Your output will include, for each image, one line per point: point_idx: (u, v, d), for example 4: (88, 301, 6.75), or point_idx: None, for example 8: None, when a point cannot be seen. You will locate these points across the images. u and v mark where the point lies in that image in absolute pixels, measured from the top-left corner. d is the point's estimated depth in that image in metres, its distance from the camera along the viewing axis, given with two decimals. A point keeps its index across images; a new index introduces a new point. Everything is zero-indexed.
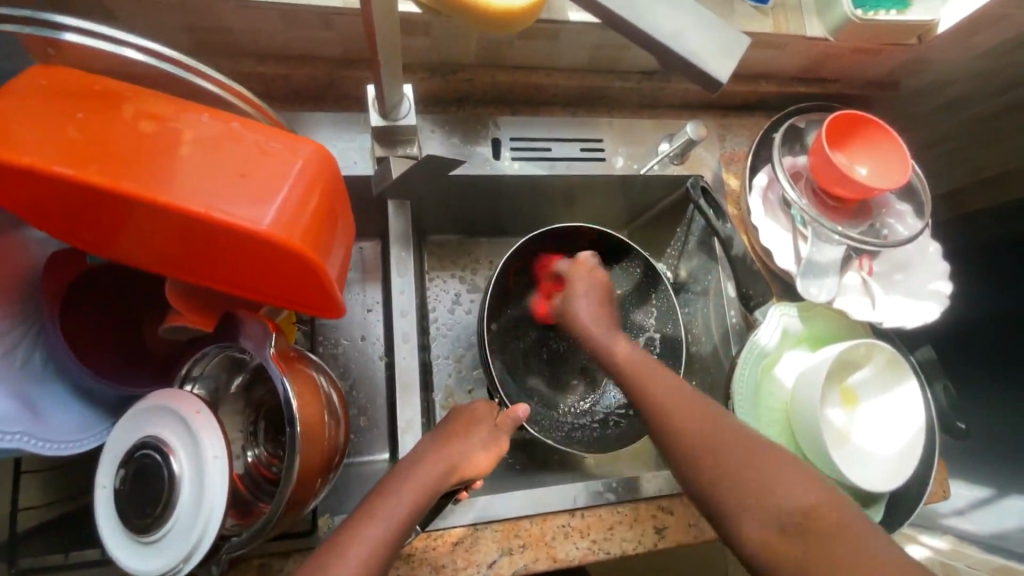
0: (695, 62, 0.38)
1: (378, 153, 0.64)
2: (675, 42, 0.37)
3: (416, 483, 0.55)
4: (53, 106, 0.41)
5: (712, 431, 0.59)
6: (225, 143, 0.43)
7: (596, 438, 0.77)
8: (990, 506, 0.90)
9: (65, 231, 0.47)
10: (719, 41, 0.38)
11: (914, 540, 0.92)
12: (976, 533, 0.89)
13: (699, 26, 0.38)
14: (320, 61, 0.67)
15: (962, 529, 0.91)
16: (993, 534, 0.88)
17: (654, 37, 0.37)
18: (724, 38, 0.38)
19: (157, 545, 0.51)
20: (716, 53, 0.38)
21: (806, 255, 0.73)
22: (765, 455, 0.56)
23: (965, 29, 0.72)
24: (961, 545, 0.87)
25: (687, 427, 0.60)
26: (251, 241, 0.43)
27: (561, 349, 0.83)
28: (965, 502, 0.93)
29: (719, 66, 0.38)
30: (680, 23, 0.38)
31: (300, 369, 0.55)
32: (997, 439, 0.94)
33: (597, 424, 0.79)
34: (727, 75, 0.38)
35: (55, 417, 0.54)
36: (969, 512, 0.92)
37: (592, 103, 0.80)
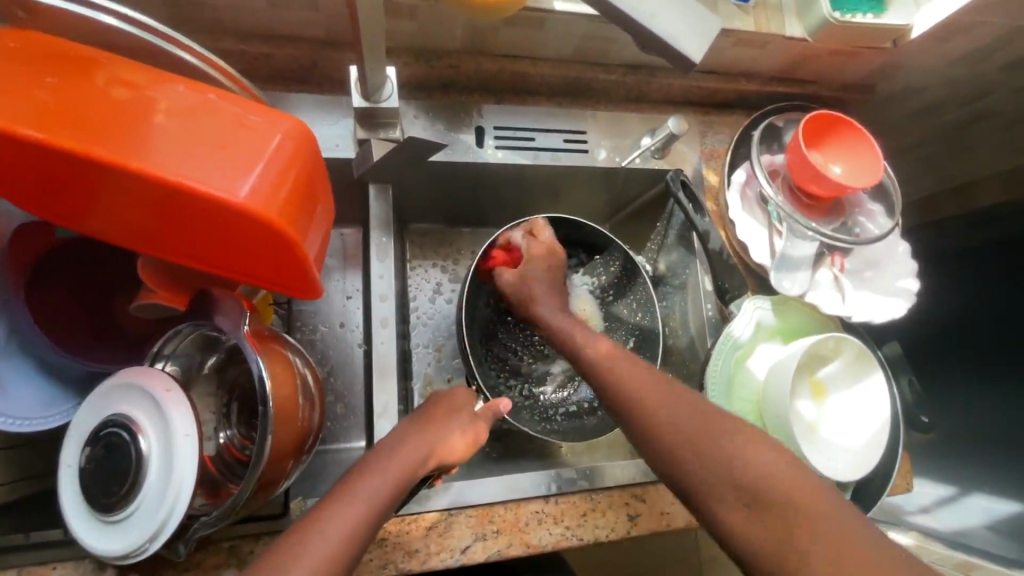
0: (666, 41, 0.38)
1: (360, 135, 0.63)
2: (652, 24, 0.38)
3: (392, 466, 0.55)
4: (20, 68, 0.39)
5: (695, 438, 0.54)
6: (202, 114, 0.42)
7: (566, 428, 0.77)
8: (955, 505, 0.93)
9: (32, 200, 0.46)
10: (697, 26, 0.40)
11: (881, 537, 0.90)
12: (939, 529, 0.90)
13: (680, 11, 0.39)
14: (302, 41, 0.66)
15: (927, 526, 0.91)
16: (953, 530, 0.88)
17: (635, 20, 0.38)
18: (701, 24, 0.40)
19: (121, 525, 0.50)
20: (688, 33, 0.39)
21: (780, 250, 0.75)
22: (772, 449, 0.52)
23: (937, 35, 0.74)
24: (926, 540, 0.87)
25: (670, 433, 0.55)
26: (227, 214, 0.43)
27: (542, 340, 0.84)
28: (930, 501, 0.96)
29: (693, 46, 0.39)
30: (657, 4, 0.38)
31: (274, 349, 0.54)
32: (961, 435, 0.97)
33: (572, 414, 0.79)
34: (699, 54, 0.39)
35: (18, 391, 0.53)
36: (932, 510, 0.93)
37: (576, 96, 0.81)
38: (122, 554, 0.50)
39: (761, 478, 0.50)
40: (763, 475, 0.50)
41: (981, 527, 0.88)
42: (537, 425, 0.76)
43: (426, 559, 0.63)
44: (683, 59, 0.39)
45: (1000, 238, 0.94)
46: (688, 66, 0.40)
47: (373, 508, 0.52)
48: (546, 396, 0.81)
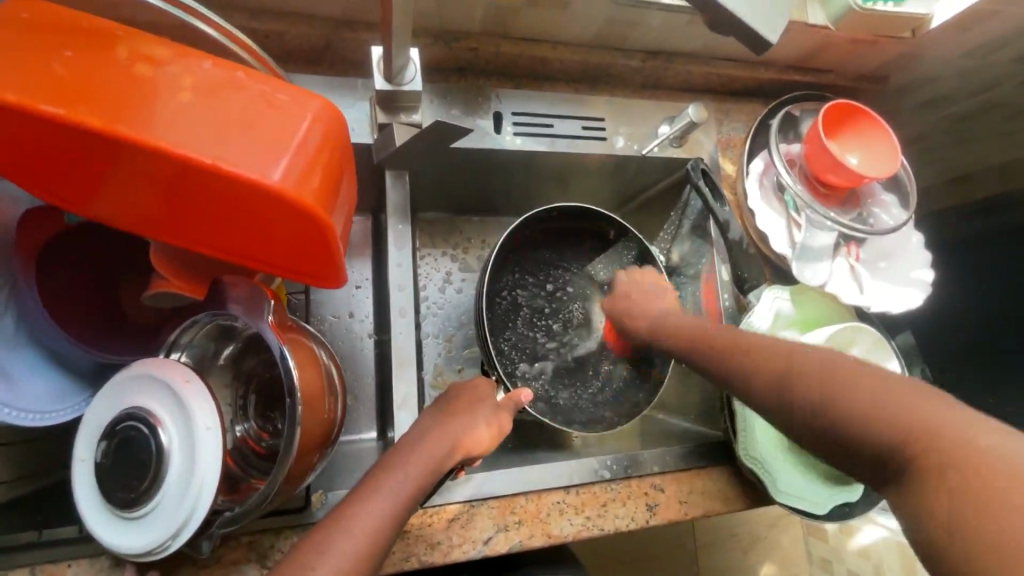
0: (743, 22, 0.37)
1: (381, 120, 0.61)
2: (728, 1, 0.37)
3: (419, 458, 0.55)
4: (38, 40, 0.37)
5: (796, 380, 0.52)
6: (229, 92, 0.40)
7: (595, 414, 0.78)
8: None
9: (42, 182, 0.43)
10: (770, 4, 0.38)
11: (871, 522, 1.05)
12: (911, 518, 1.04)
13: None
14: (318, 20, 0.64)
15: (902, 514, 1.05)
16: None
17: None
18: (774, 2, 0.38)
19: (141, 521, 0.48)
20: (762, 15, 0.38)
21: (800, 241, 0.75)
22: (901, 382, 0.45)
23: (957, 26, 0.74)
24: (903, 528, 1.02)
25: (776, 382, 0.53)
26: (257, 198, 0.41)
27: (559, 329, 0.83)
28: None
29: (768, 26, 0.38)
30: None
31: (298, 339, 0.53)
32: None
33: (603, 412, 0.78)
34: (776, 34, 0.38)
35: (27, 384, 0.51)
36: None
37: (594, 82, 0.79)
38: (143, 550, 0.48)
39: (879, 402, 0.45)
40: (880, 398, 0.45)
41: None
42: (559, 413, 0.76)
43: (448, 551, 0.62)
44: (761, 41, 0.38)
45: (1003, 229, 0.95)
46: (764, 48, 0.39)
47: (401, 500, 0.51)
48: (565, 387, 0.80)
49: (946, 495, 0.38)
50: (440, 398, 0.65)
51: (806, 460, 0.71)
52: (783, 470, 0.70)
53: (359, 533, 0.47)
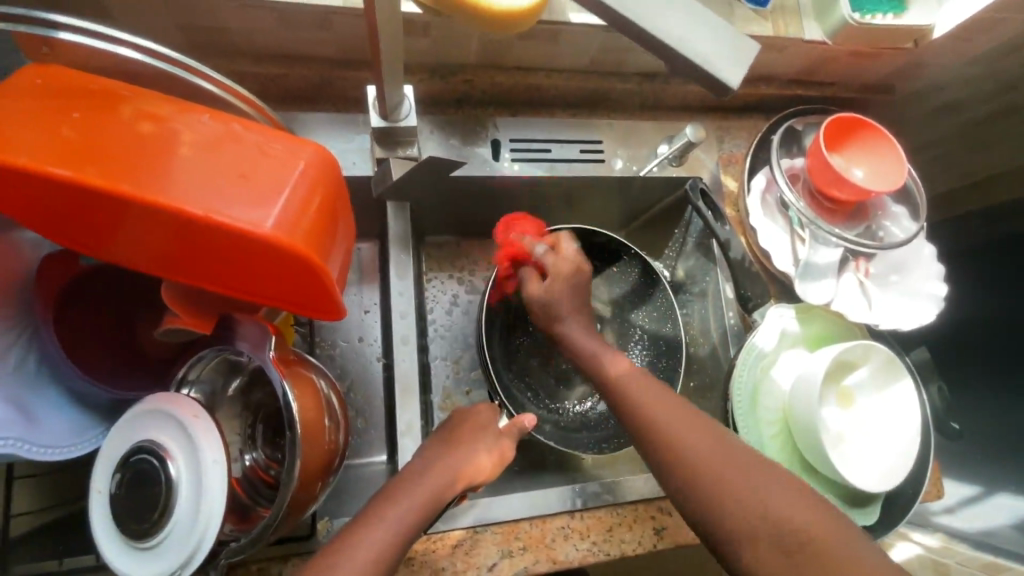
0: (699, 65, 0.35)
1: (378, 155, 0.63)
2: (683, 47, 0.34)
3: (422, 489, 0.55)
4: (53, 105, 0.40)
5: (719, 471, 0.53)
6: (225, 144, 0.42)
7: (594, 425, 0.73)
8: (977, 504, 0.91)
9: (61, 232, 0.46)
10: (730, 46, 0.35)
11: (906, 538, 0.89)
12: (964, 530, 0.88)
13: (711, 31, 0.35)
14: (319, 61, 0.66)
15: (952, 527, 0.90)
16: (981, 530, 0.87)
17: (666, 44, 0.34)
18: (735, 43, 0.35)
19: (152, 551, 0.50)
20: (724, 56, 0.35)
21: (804, 257, 0.73)
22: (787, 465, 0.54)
23: (962, 33, 0.72)
24: (951, 542, 0.86)
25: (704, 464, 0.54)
26: (252, 243, 0.42)
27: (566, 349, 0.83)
28: (954, 500, 0.93)
29: (729, 68, 0.35)
30: (689, 27, 0.34)
31: (299, 371, 0.54)
32: (995, 440, 0.94)
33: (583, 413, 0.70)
34: (738, 80, 0.35)
35: (49, 420, 0.53)
36: (958, 510, 0.92)
37: (591, 105, 0.80)
38: None
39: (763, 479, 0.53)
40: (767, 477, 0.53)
41: (1007, 526, 0.86)
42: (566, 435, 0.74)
43: None
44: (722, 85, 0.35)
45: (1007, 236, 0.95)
46: (726, 91, 0.35)
47: (404, 528, 0.53)
48: (569, 407, 0.80)
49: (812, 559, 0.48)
50: (443, 425, 0.66)
51: (817, 479, 0.71)
52: None
53: (360, 561, 0.48)
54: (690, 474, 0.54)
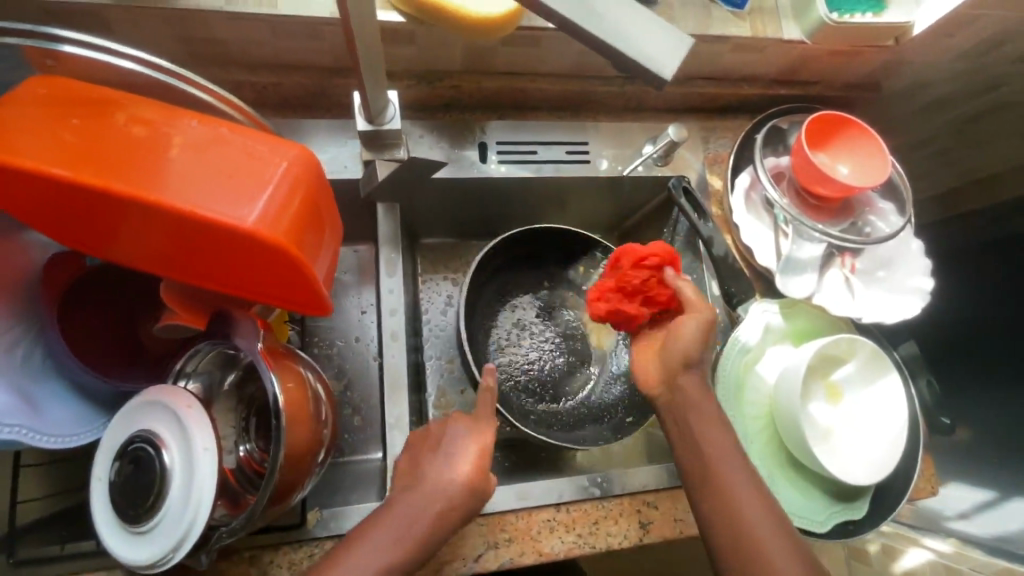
0: (634, 59, 0.36)
1: (366, 156, 0.66)
2: (617, 40, 0.35)
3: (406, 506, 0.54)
4: (52, 112, 0.43)
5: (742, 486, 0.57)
6: (213, 146, 0.45)
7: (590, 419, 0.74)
8: (991, 510, 0.89)
9: (66, 232, 0.49)
10: (661, 38, 0.36)
11: (917, 543, 0.90)
12: (978, 536, 0.87)
13: (642, 24, 0.36)
14: (310, 70, 0.69)
15: (966, 533, 0.89)
16: (996, 536, 0.86)
17: (601, 37, 0.35)
18: (666, 34, 0.36)
19: (147, 535, 0.53)
20: (661, 50, 0.36)
21: (786, 251, 0.75)
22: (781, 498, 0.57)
23: (941, 30, 0.73)
24: (964, 548, 0.86)
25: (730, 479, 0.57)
26: (236, 239, 0.45)
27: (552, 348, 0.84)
28: (969, 505, 0.92)
29: (663, 60, 0.36)
30: (621, 20, 0.36)
31: (286, 363, 0.57)
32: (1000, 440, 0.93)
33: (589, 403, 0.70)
34: (671, 72, 0.36)
35: (52, 411, 0.56)
36: (972, 516, 0.91)
37: (576, 108, 0.82)
38: (148, 563, 0.52)
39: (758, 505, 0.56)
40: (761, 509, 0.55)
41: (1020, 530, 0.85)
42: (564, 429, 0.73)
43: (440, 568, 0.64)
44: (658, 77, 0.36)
45: (1007, 236, 0.97)
46: (663, 82, 0.36)
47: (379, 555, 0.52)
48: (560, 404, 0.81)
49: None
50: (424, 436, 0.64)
51: (803, 472, 0.71)
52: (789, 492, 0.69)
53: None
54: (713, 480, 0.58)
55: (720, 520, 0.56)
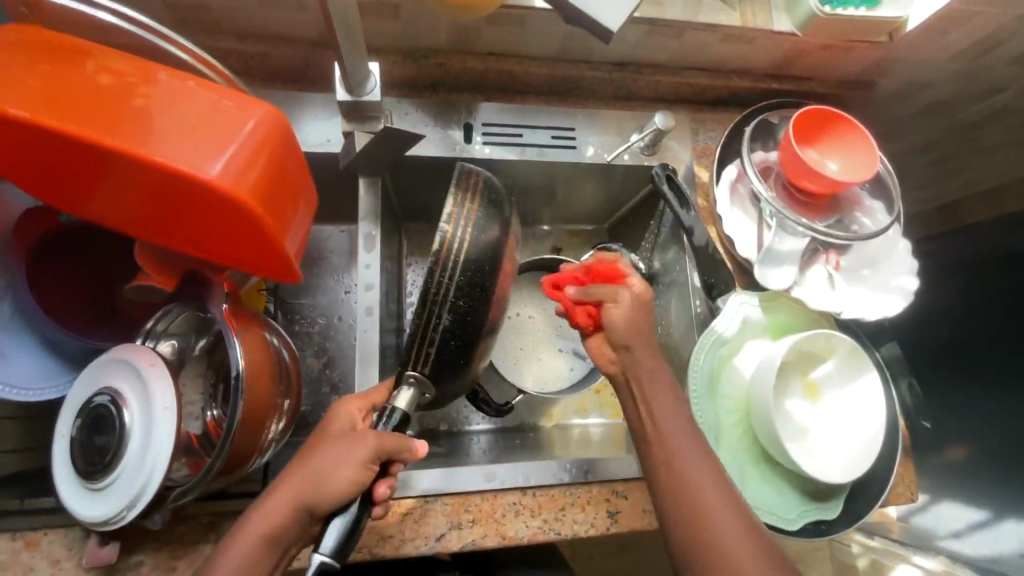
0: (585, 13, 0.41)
1: (345, 128, 0.65)
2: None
3: (304, 473, 0.52)
4: (19, 57, 0.43)
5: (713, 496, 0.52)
6: (180, 100, 0.45)
7: (481, 308, 0.60)
8: (988, 529, 0.89)
9: (35, 183, 0.50)
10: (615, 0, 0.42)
11: (905, 561, 0.96)
12: (971, 556, 0.90)
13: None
14: (297, 42, 0.70)
15: (957, 551, 0.92)
16: (987, 557, 0.88)
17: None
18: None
19: (103, 492, 0.52)
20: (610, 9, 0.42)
21: (767, 243, 0.73)
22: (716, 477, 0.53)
23: (935, 27, 0.72)
24: (953, 567, 0.90)
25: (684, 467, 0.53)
26: (199, 193, 0.45)
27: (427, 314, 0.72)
28: (963, 524, 0.93)
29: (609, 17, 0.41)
30: None
31: (253, 327, 0.56)
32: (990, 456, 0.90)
33: (439, 315, 0.59)
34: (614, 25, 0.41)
35: (17, 362, 0.57)
36: (966, 535, 0.92)
37: (566, 94, 0.82)
38: (102, 519, 0.52)
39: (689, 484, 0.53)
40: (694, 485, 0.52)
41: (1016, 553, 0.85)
42: (472, 343, 0.61)
43: (401, 545, 0.63)
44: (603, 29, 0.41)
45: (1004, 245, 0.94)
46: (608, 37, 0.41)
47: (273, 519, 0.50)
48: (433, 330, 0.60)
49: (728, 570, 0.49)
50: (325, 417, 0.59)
51: (778, 469, 0.70)
52: (763, 489, 0.68)
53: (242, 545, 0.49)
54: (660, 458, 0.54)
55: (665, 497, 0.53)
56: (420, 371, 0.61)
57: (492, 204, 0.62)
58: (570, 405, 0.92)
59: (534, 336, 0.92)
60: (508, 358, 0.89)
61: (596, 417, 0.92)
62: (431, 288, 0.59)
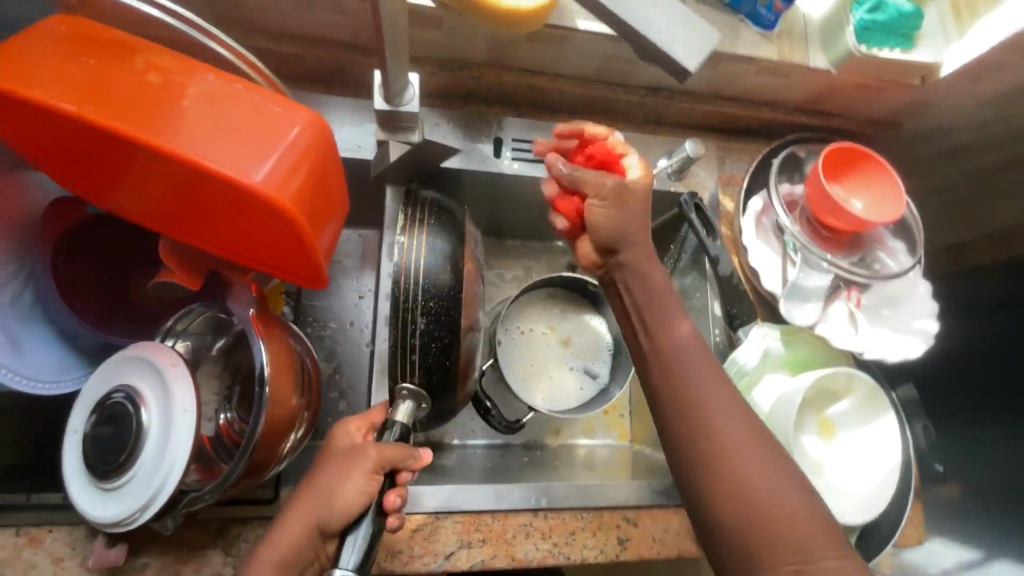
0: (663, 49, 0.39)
1: (380, 137, 0.65)
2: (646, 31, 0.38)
3: (311, 493, 0.51)
4: (67, 50, 0.43)
5: (752, 464, 0.50)
6: (227, 102, 0.44)
7: (455, 307, 0.63)
8: None
9: (69, 174, 0.49)
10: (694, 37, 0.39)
11: None
12: None
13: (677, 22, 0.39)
14: (334, 45, 0.69)
15: None
16: None
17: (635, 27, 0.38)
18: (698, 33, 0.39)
19: (115, 492, 0.51)
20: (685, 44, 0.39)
21: (792, 279, 0.74)
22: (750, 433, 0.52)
23: (969, 74, 0.72)
24: None
25: (718, 427, 0.51)
26: (241, 196, 0.44)
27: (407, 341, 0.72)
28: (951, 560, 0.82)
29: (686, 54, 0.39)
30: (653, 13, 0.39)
31: (279, 333, 0.56)
32: None
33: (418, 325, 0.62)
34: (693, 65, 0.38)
35: (34, 353, 0.55)
36: None
37: (596, 114, 0.82)
38: (113, 520, 0.51)
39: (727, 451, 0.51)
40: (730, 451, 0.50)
41: None
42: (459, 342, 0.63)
43: (409, 562, 0.63)
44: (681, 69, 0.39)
45: None
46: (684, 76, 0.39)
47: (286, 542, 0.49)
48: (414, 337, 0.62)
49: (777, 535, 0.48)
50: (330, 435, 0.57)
51: None
52: None
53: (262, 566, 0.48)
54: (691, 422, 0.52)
55: (698, 468, 0.51)
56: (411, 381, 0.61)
57: (447, 220, 0.67)
58: (577, 425, 0.91)
59: (546, 353, 0.90)
60: (519, 373, 0.87)
61: (602, 437, 0.92)
62: (401, 299, 0.62)
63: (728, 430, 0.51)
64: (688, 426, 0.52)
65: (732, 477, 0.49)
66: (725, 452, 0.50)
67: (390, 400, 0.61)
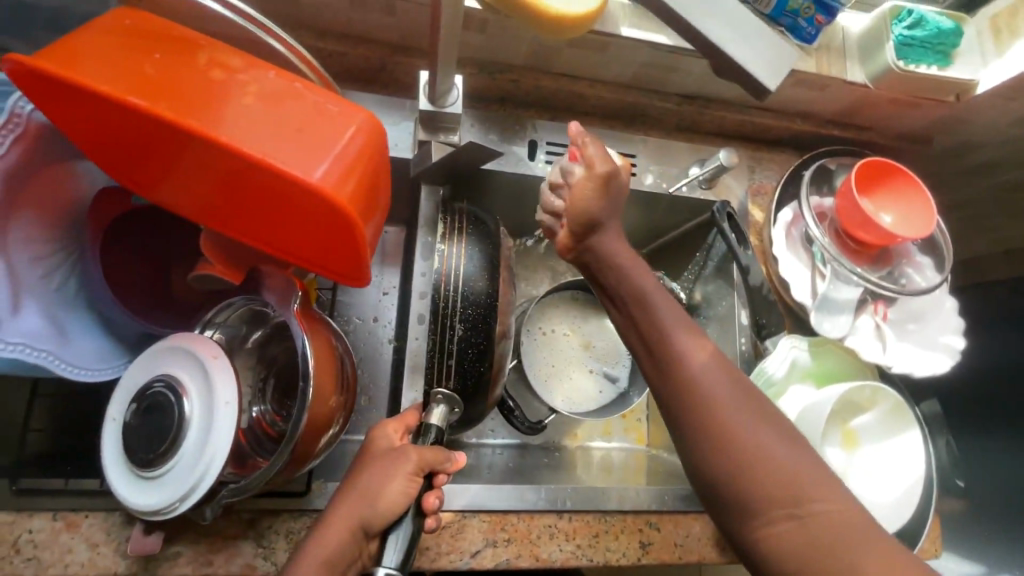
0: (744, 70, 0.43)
1: (421, 137, 0.66)
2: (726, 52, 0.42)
3: (351, 496, 0.52)
4: (134, 44, 0.43)
5: (768, 449, 0.49)
6: (287, 101, 0.45)
7: (492, 315, 0.63)
8: None
9: (123, 165, 0.49)
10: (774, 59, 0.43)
11: None
12: None
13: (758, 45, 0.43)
14: (376, 43, 0.70)
15: None
16: None
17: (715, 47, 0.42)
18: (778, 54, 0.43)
19: (155, 481, 0.52)
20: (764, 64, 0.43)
21: (822, 291, 0.74)
22: (757, 417, 0.51)
23: (1004, 93, 0.73)
24: None
25: (723, 415, 0.51)
26: (296, 194, 0.45)
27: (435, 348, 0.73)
28: None
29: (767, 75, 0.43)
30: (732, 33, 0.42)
31: (321, 330, 0.56)
32: None
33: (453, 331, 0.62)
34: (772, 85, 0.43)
35: (78, 341, 0.56)
36: None
37: (628, 120, 0.82)
38: (152, 509, 0.51)
39: (738, 441, 0.50)
40: (741, 440, 0.50)
41: None
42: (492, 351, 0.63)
43: (435, 559, 0.63)
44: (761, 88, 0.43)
45: None
46: (763, 93, 0.44)
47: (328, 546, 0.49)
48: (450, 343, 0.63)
49: (802, 515, 0.47)
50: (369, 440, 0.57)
51: None
52: None
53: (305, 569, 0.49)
54: (698, 413, 0.52)
55: (712, 460, 0.50)
56: (446, 385, 0.62)
57: (482, 229, 0.67)
58: (595, 427, 0.91)
59: (567, 355, 0.90)
60: (539, 374, 0.87)
61: (620, 441, 0.92)
62: (440, 305, 0.63)
63: (734, 414, 0.51)
64: (694, 417, 0.52)
65: (740, 450, 0.49)
66: (736, 441, 0.50)
67: (425, 403, 0.61)
